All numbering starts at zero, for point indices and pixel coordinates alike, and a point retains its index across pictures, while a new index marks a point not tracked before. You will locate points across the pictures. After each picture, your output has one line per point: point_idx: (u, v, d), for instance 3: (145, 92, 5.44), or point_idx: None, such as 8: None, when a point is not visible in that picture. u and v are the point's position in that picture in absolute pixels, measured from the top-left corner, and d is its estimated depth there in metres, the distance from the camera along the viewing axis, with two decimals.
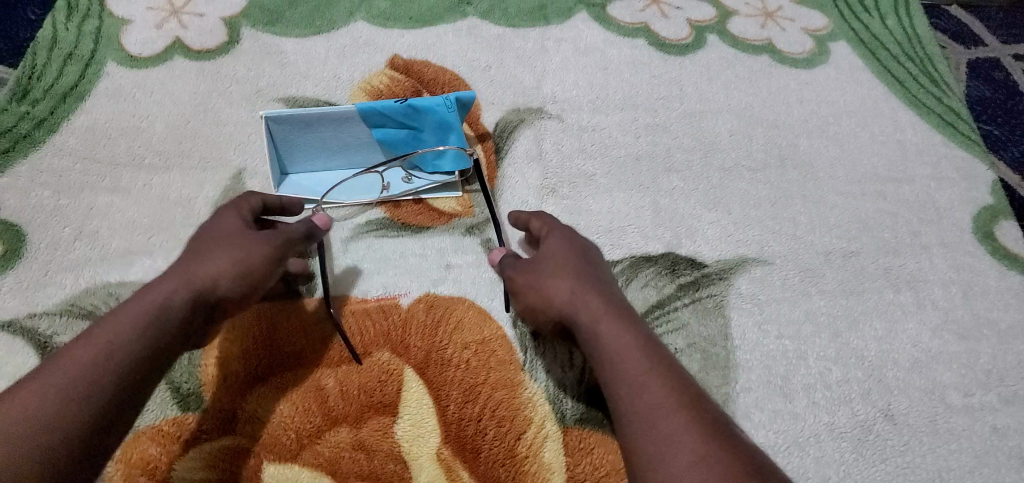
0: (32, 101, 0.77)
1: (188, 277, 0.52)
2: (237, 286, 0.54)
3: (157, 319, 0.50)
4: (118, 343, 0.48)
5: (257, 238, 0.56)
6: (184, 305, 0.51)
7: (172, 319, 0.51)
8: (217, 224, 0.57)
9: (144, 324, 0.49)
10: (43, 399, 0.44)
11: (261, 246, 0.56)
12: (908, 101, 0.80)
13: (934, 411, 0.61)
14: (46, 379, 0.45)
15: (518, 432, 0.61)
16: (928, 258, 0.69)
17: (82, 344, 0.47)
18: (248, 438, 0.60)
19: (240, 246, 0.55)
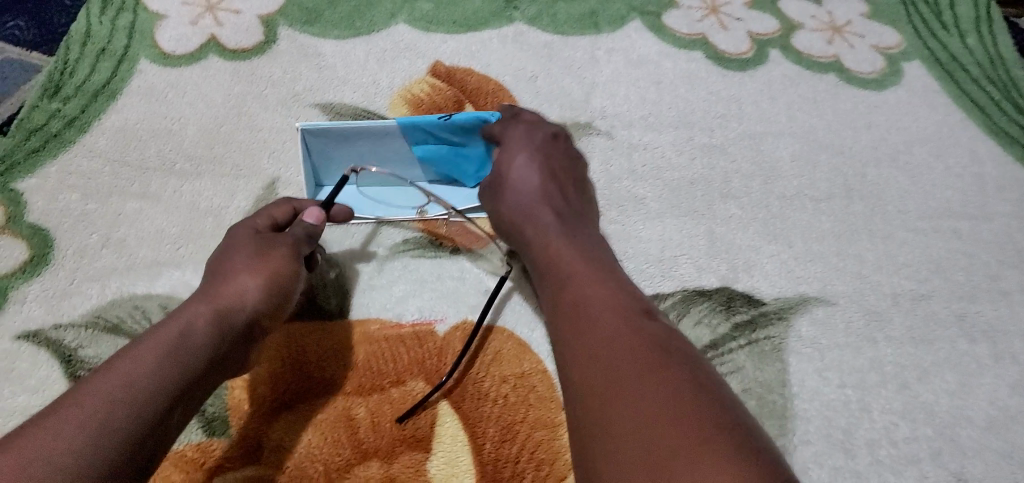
0: (63, 98, 0.75)
1: (212, 297, 0.49)
2: (264, 309, 0.52)
3: (189, 348, 0.46)
4: (151, 378, 0.43)
5: (281, 253, 0.54)
6: (211, 327, 0.48)
7: (205, 349, 0.47)
8: (237, 236, 0.55)
9: (169, 347, 0.45)
10: (81, 435, 0.39)
11: (285, 263, 0.53)
12: (987, 130, 0.75)
13: (1014, 478, 0.56)
14: (79, 411, 0.40)
15: (557, 478, 0.57)
16: (1008, 305, 0.65)
17: (112, 374, 0.42)
18: (273, 469, 0.57)
19: (264, 261, 0.53)
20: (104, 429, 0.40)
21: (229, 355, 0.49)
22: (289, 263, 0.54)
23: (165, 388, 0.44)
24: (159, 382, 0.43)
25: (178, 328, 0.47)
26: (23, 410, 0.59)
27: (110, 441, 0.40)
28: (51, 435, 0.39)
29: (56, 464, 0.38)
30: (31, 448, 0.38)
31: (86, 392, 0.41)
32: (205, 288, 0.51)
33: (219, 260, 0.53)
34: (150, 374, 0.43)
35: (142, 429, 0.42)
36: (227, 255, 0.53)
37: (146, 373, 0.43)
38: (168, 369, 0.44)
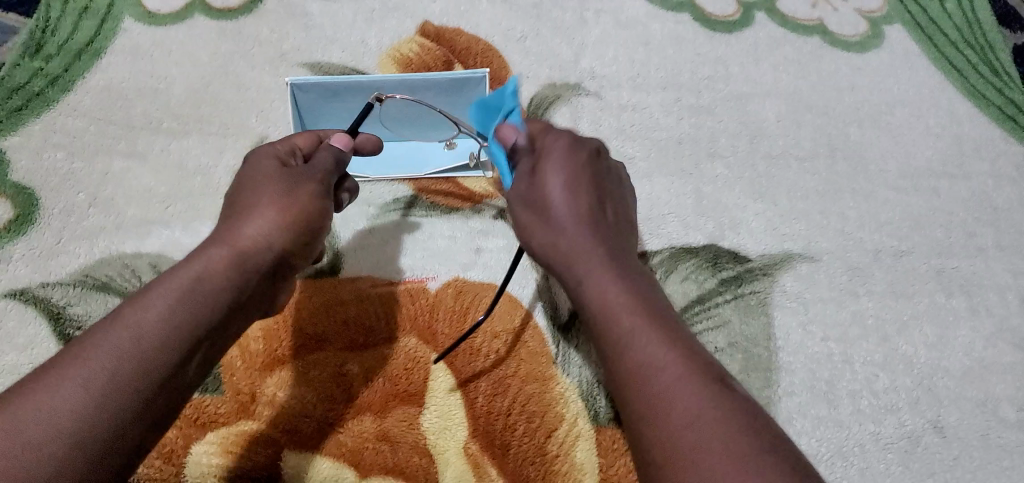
0: (45, 57, 0.73)
1: (231, 240, 0.47)
2: (290, 248, 0.50)
3: (208, 295, 0.45)
4: (161, 328, 0.42)
5: (305, 192, 0.51)
6: (231, 272, 0.46)
7: (226, 296, 0.45)
8: (259, 167, 0.52)
9: (183, 295, 0.44)
10: (83, 398, 0.39)
11: (312, 202, 0.51)
12: (966, 91, 0.76)
13: (987, 425, 0.59)
14: (83, 370, 0.39)
15: (548, 430, 0.58)
16: (984, 260, 0.67)
17: (118, 325, 0.41)
18: (268, 423, 0.57)
19: (292, 198, 0.50)
20: (110, 388, 0.39)
21: (254, 298, 0.48)
22: (314, 202, 0.52)
23: (178, 339, 0.42)
24: (169, 331, 0.42)
25: (196, 272, 0.45)
26: (14, 367, 0.60)
27: (114, 399, 0.39)
28: (52, 393, 0.38)
29: (56, 430, 0.37)
30: (32, 411, 0.38)
31: (94, 346, 0.40)
32: (223, 227, 0.49)
33: (241, 193, 0.51)
34: (160, 324, 0.42)
35: (151, 384, 0.41)
36: (248, 188, 0.51)
37: (156, 323, 0.42)
38: (181, 318, 0.43)
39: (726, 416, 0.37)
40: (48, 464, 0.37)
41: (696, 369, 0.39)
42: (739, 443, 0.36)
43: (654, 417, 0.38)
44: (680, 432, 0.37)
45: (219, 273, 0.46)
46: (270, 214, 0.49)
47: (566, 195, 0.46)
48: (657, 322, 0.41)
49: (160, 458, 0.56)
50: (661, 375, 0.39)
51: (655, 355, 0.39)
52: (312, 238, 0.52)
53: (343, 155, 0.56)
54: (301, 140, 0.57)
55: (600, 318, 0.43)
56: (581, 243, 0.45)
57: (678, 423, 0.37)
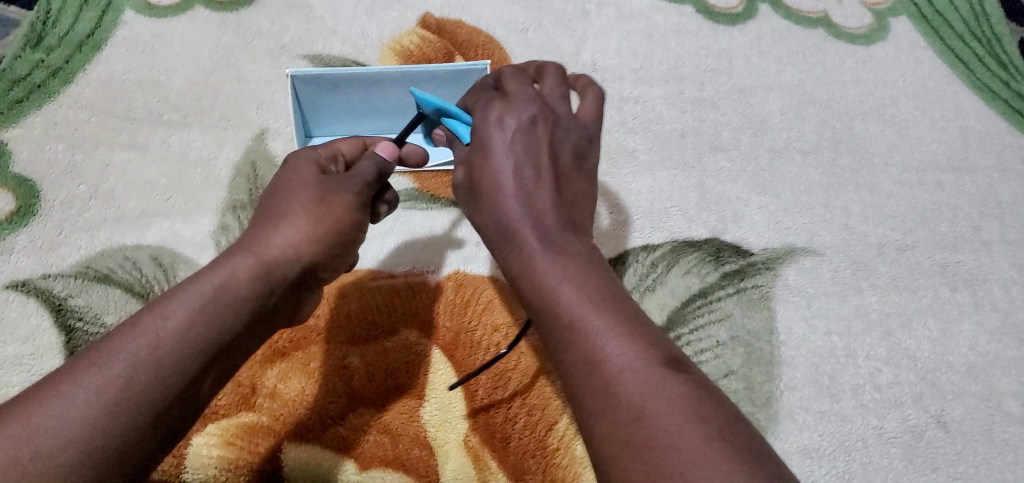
0: (46, 49, 0.73)
1: (259, 251, 0.47)
2: (318, 261, 0.49)
3: (229, 305, 0.44)
4: (181, 337, 0.42)
5: (341, 203, 0.50)
6: (256, 282, 0.46)
7: (247, 305, 0.45)
8: (300, 173, 0.51)
9: (204, 307, 0.43)
10: (97, 407, 0.38)
11: (346, 216, 0.50)
12: (971, 84, 0.76)
13: (991, 420, 0.59)
14: (100, 378, 0.39)
15: (548, 423, 0.58)
16: (988, 255, 0.66)
17: (137, 333, 0.41)
18: (269, 416, 0.57)
19: (326, 210, 0.49)
20: (127, 397, 0.39)
21: (277, 306, 0.48)
22: (348, 214, 0.50)
23: (195, 350, 0.42)
24: (189, 340, 0.42)
25: (219, 280, 0.45)
26: (15, 359, 0.60)
27: (130, 409, 0.39)
28: (67, 400, 0.38)
29: (72, 439, 0.37)
30: (45, 418, 0.37)
31: (109, 354, 0.40)
32: (254, 234, 0.48)
33: (277, 198, 0.50)
34: (180, 334, 0.42)
35: (168, 395, 0.40)
36: (284, 195, 0.50)
37: (176, 332, 0.42)
38: (202, 328, 0.43)
39: (678, 402, 0.34)
40: (62, 472, 0.36)
41: (647, 354, 0.36)
42: (692, 429, 0.33)
43: (605, 409, 0.35)
44: (633, 424, 0.34)
45: (243, 283, 0.45)
46: (300, 224, 0.48)
47: (511, 164, 0.43)
48: (606, 304, 0.38)
49: None
50: (611, 363, 0.36)
51: (601, 340, 0.37)
52: (343, 248, 0.51)
53: (386, 167, 0.53)
54: (345, 146, 0.55)
55: (546, 304, 0.39)
56: (526, 225, 0.42)
57: (625, 412, 0.34)
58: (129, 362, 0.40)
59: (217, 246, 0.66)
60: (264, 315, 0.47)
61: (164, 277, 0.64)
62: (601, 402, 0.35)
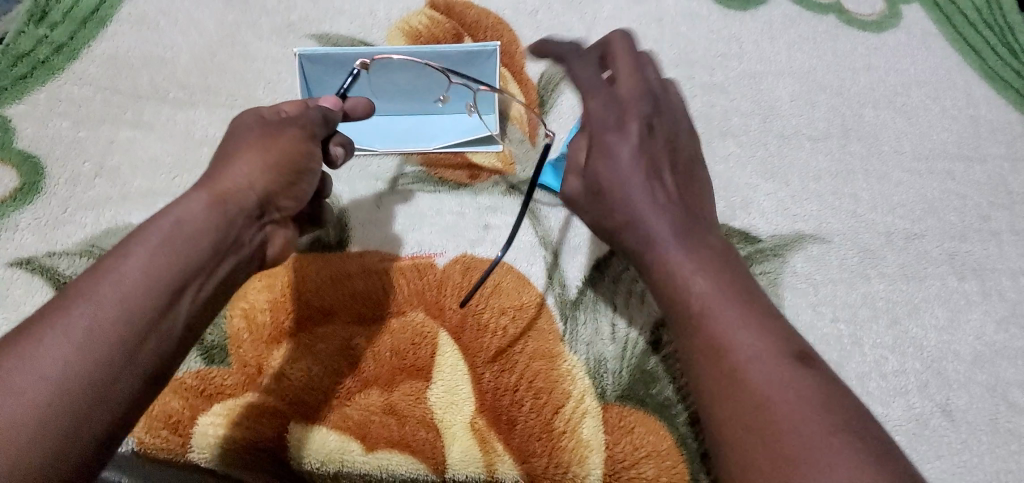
0: (50, 24, 0.73)
1: (212, 184, 0.49)
2: (272, 188, 0.51)
3: (191, 235, 0.45)
4: (146, 271, 0.42)
5: (287, 137, 0.52)
6: (214, 212, 0.47)
7: (207, 235, 0.46)
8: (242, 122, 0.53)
9: (166, 239, 0.44)
10: (65, 345, 0.38)
11: (293, 147, 0.52)
12: (982, 73, 0.75)
13: (996, 410, 0.59)
14: (71, 319, 0.39)
15: (555, 406, 0.58)
16: (997, 245, 0.66)
17: (102, 274, 0.41)
18: (275, 397, 0.57)
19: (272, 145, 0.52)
20: (98, 330, 0.39)
21: (241, 237, 0.48)
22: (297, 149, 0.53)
23: (160, 284, 0.42)
24: (155, 274, 0.42)
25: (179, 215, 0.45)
26: None
27: (105, 342, 0.39)
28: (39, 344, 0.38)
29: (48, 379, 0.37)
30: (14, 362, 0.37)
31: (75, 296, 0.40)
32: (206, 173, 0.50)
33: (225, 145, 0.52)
34: (145, 269, 0.42)
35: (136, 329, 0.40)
36: (230, 141, 0.52)
37: (141, 267, 0.42)
38: (166, 257, 0.43)
39: (807, 398, 0.37)
40: (32, 411, 0.36)
41: (775, 341, 0.40)
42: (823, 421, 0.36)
43: (732, 401, 0.38)
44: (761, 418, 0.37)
45: (198, 214, 0.46)
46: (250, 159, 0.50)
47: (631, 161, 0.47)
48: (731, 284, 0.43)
49: (166, 428, 0.56)
50: (741, 355, 0.39)
51: (731, 330, 0.40)
52: (297, 180, 0.53)
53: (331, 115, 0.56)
54: (288, 104, 0.55)
55: (673, 286, 0.44)
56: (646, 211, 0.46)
57: (755, 401, 0.37)
58: (95, 301, 0.40)
59: None
60: (227, 243, 0.47)
61: None
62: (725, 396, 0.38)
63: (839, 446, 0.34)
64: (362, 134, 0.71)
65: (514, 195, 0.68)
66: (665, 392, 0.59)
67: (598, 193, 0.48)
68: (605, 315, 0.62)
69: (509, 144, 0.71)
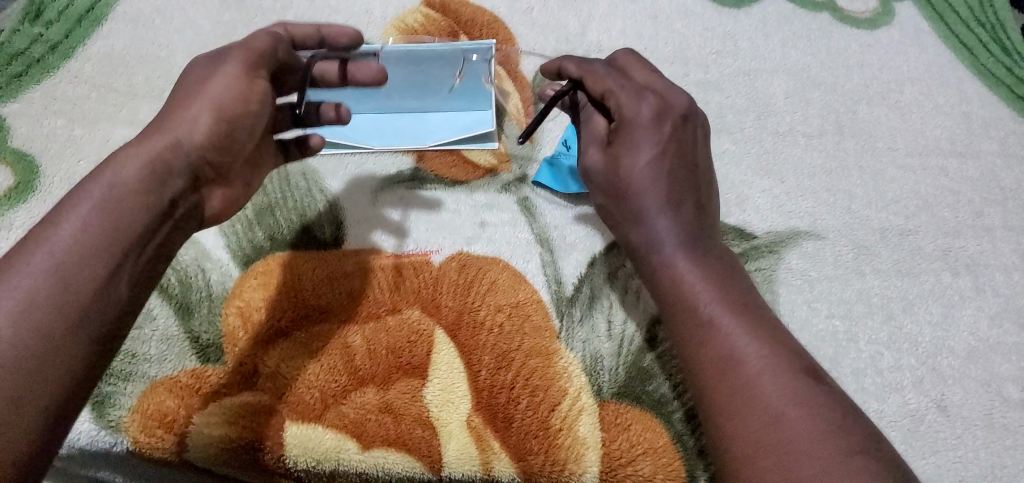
0: (45, 23, 0.73)
1: (150, 139, 0.47)
2: (208, 139, 0.49)
3: (125, 200, 0.45)
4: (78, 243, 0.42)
5: (222, 70, 0.50)
6: (147, 170, 0.46)
7: (141, 195, 0.45)
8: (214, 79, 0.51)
9: (102, 205, 0.44)
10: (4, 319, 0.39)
11: (227, 79, 0.49)
12: (975, 69, 0.76)
13: (991, 405, 0.59)
14: (10, 293, 0.40)
15: (551, 404, 0.58)
16: (991, 241, 0.67)
17: (38, 245, 0.42)
18: (271, 395, 0.57)
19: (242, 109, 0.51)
20: (38, 300, 0.40)
21: (178, 198, 0.48)
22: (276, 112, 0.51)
23: (97, 250, 0.43)
24: (89, 239, 0.43)
25: (115, 173, 0.45)
26: None
27: (43, 312, 0.40)
28: None
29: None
30: None
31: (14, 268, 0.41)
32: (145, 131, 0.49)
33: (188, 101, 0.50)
34: (78, 236, 0.43)
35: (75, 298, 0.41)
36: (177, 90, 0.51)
37: (71, 240, 0.42)
38: (99, 224, 0.43)
39: (819, 414, 0.41)
40: None
41: (784, 360, 0.44)
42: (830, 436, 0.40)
43: (733, 414, 0.43)
44: (760, 432, 0.41)
45: (130, 173, 0.45)
46: (188, 108, 0.49)
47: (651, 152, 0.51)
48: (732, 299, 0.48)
49: (161, 428, 0.56)
50: (754, 369, 0.44)
51: (737, 342, 0.45)
52: (235, 127, 0.50)
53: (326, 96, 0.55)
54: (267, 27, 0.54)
55: (682, 295, 0.49)
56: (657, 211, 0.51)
57: (767, 415, 0.42)
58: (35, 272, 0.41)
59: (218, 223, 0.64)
60: (162, 204, 0.46)
61: None
62: (726, 413, 0.43)
63: (856, 465, 0.39)
64: (359, 130, 0.70)
65: (510, 193, 0.68)
66: (661, 389, 0.59)
67: (616, 191, 0.53)
68: (601, 312, 0.62)
69: (505, 141, 0.71)
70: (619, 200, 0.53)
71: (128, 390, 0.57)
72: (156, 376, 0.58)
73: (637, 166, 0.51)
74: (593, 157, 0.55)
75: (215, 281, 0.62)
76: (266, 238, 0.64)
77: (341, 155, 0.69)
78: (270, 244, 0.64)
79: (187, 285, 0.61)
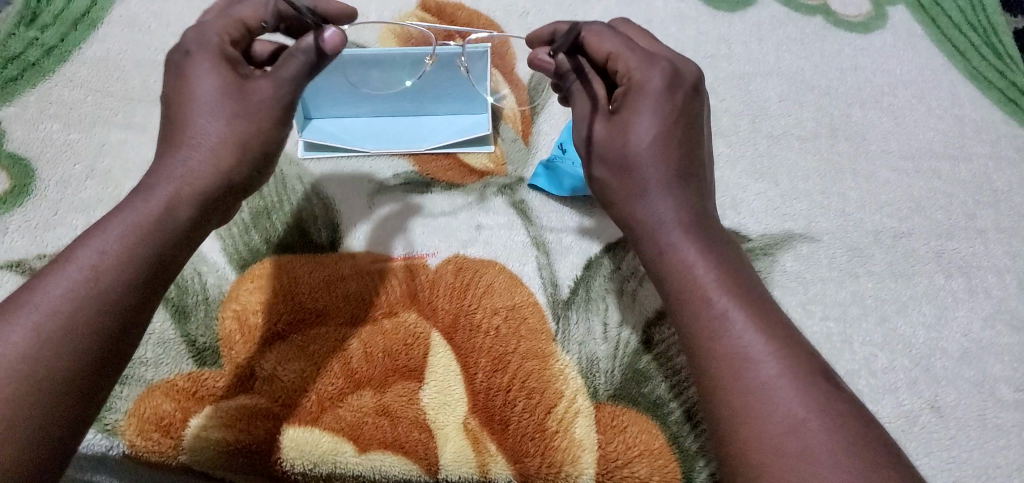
0: (41, 27, 0.73)
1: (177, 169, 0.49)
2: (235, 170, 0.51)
3: (169, 228, 0.47)
4: (119, 266, 0.44)
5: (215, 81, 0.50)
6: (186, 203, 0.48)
7: (172, 226, 0.48)
8: (203, 72, 0.49)
9: (135, 233, 0.46)
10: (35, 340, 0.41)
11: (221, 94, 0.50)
12: (967, 73, 0.76)
13: (984, 405, 0.60)
14: (42, 315, 0.42)
15: (548, 406, 0.58)
16: (983, 243, 0.67)
17: (71, 268, 0.43)
18: (268, 398, 0.57)
19: (241, 101, 0.50)
20: (72, 320, 0.42)
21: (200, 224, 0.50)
22: (273, 93, 0.50)
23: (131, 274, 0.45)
24: (123, 265, 0.45)
25: (166, 198, 0.48)
26: None
27: (76, 332, 0.42)
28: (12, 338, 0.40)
29: (11, 375, 0.39)
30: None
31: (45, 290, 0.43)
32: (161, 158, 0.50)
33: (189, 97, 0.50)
34: (115, 261, 0.44)
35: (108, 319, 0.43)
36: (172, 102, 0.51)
37: (101, 264, 0.44)
38: (136, 250, 0.45)
39: (838, 420, 0.40)
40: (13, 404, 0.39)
41: (796, 358, 0.43)
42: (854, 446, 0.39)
43: (748, 417, 0.41)
44: (779, 437, 0.40)
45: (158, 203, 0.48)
46: (208, 130, 0.50)
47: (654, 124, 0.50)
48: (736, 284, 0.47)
49: (157, 432, 0.56)
50: (767, 372, 0.42)
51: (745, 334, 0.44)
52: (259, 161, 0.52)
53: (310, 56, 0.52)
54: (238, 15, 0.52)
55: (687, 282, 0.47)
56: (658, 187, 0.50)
57: (786, 420, 0.40)
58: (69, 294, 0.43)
59: None
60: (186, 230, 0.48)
61: None
62: (739, 417, 0.42)
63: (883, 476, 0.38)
64: (357, 134, 0.70)
65: (505, 196, 0.68)
66: (657, 391, 0.59)
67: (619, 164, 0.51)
68: (596, 313, 0.62)
69: (501, 144, 0.71)
70: (620, 172, 0.52)
71: (124, 393, 0.57)
72: (153, 380, 0.58)
73: (642, 137, 0.50)
74: (593, 126, 0.53)
75: (212, 284, 0.62)
76: (262, 242, 0.64)
77: (338, 159, 0.69)
78: (267, 247, 0.64)
79: (183, 288, 0.61)
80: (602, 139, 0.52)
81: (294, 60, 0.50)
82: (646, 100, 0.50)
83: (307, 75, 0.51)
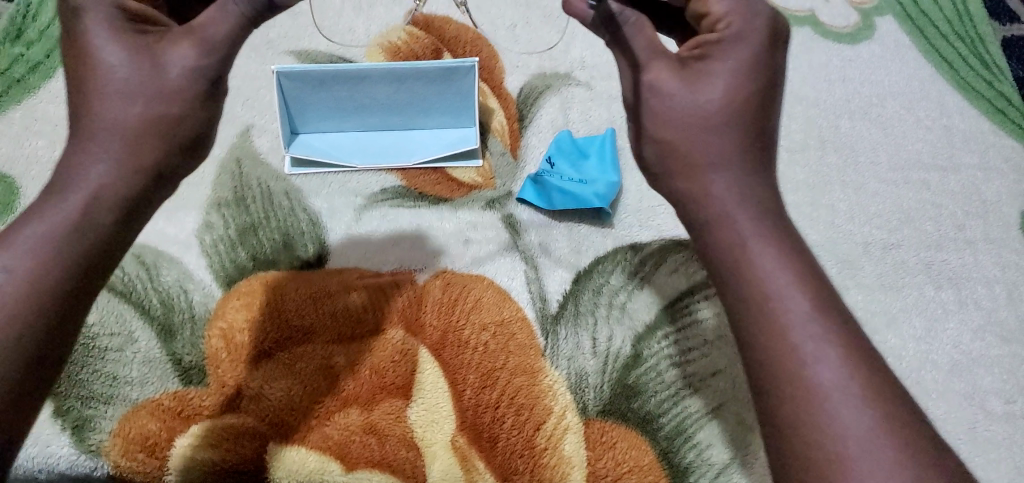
0: (26, 42, 0.73)
1: (86, 164, 0.41)
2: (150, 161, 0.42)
3: (88, 234, 0.40)
4: (31, 282, 0.38)
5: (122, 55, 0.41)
6: (104, 206, 0.41)
7: (87, 231, 0.40)
8: (104, 39, 0.41)
9: (48, 241, 0.39)
10: None
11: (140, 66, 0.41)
12: (955, 83, 0.76)
13: (975, 418, 0.60)
14: None
15: (536, 423, 0.58)
16: (973, 254, 0.67)
17: None
18: (254, 417, 0.57)
19: (157, 74, 0.41)
20: None
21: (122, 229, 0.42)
22: (198, 56, 0.42)
23: (48, 291, 0.38)
24: (38, 280, 0.38)
25: (84, 200, 0.40)
26: None
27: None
28: None
29: None
30: None
31: None
32: (70, 152, 0.42)
33: (96, 72, 0.41)
34: (26, 276, 0.38)
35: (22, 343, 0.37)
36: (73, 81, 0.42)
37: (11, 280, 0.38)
38: (49, 263, 0.39)
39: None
40: None
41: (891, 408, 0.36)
42: None
43: (836, 473, 0.34)
44: None
45: (68, 207, 0.40)
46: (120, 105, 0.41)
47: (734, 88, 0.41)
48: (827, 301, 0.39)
49: (142, 452, 0.55)
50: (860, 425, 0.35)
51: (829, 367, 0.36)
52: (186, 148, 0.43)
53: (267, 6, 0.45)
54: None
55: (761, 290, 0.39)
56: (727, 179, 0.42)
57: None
58: None
59: (200, 244, 0.64)
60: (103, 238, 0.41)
61: (146, 275, 0.62)
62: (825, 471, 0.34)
63: None
64: (344, 148, 0.70)
65: (494, 210, 0.68)
66: (647, 406, 0.59)
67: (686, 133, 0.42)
68: (585, 328, 0.62)
69: (490, 158, 0.71)
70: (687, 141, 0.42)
71: (110, 413, 0.57)
72: (138, 399, 0.57)
73: (714, 98, 0.41)
74: (661, 72, 0.43)
75: (197, 302, 0.61)
76: (249, 258, 0.63)
77: (325, 174, 0.69)
78: (254, 264, 0.63)
79: (169, 306, 0.61)
80: (674, 90, 0.42)
81: (232, 7, 0.42)
82: (736, 52, 0.41)
83: (249, 26, 0.43)
